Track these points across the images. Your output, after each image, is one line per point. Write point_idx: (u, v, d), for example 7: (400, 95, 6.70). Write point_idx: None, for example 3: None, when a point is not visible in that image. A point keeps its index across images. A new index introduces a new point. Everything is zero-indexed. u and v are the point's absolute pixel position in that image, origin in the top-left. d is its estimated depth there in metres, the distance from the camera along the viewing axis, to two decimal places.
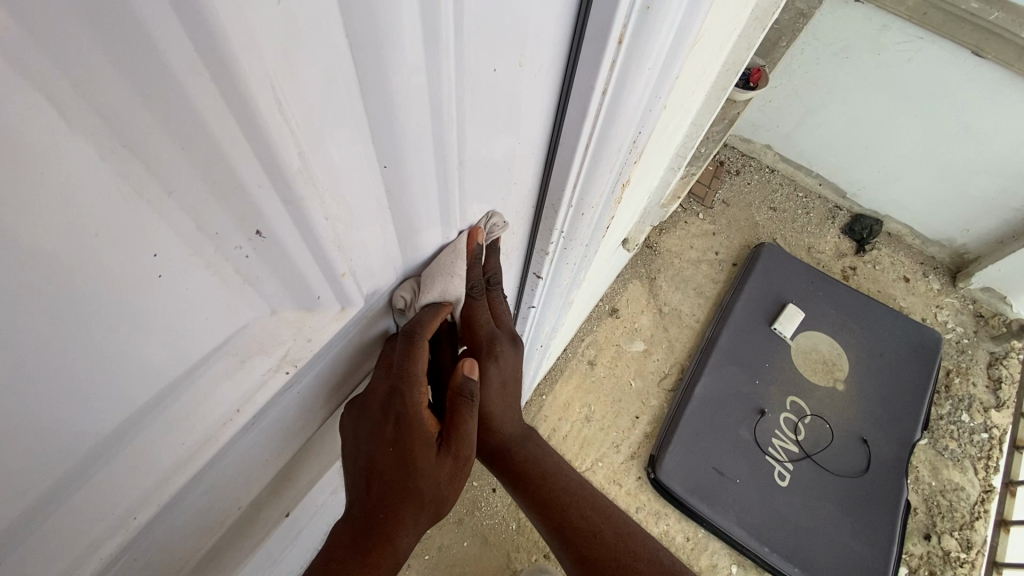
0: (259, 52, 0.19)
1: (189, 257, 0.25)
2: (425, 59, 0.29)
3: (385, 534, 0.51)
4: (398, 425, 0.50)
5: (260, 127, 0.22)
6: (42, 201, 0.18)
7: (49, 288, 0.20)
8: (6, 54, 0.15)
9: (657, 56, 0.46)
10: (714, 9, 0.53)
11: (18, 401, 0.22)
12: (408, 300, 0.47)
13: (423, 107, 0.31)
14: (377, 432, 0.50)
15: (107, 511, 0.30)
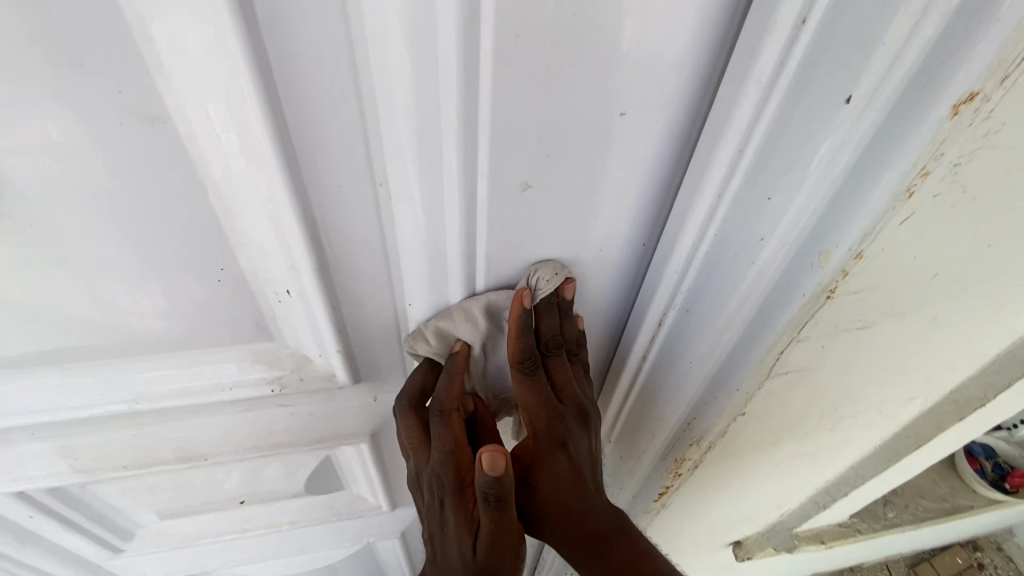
0: (311, 203, 0.36)
1: (243, 281, 0.42)
2: (441, 263, 0.40)
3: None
4: (443, 510, 0.49)
5: (296, 243, 0.37)
6: (185, 217, 0.37)
7: (167, 253, 0.39)
8: (196, 160, 0.34)
9: (705, 360, 0.49)
10: (819, 362, 0.51)
11: (127, 294, 0.41)
12: (425, 346, 0.46)
13: (438, 290, 0.43)
14: (432, 514, 0.50)
15: (122, 389, 0.46)
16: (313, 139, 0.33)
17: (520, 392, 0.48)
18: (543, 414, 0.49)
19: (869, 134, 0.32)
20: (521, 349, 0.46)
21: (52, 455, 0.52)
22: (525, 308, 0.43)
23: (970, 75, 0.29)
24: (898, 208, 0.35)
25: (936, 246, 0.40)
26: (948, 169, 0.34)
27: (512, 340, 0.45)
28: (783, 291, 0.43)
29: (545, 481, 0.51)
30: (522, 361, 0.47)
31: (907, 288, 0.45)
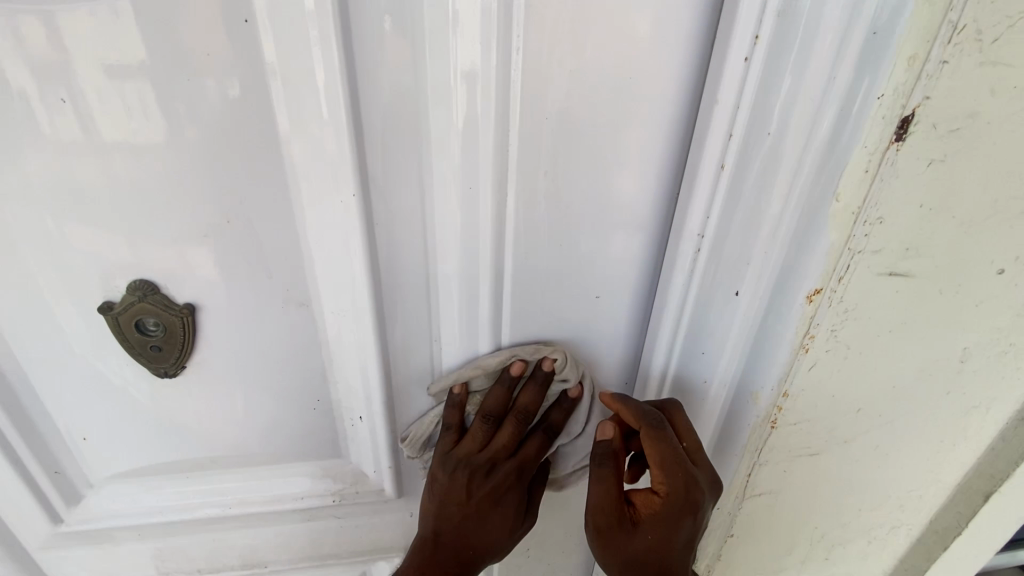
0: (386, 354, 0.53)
1: (330, 409, 0.57)
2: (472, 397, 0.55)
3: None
4: (496, 469, 0.53)
5: (374, 381, 0.53)
6: (299, 364, 0.54)
7: (280, 389, 0.55)
8: (317, 325, 0.52)
9: None
10: (786, 487, 0.61)
11: (244, 419, 0.56)
12: (559, 356, 0.52)
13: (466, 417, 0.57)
14: (469, 486, 0.54)
15: (222, 494, 0.60)
16: (394, 310, 0.51)
17: (651, 449, 0.50)
18: (678, 476, 0.50)
19: (754, 319, 0.48)
20: (641, 412, 0.51)
21: (147, 557, 0.63)
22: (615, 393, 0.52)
23: (816, 281, 0.44)
24: (801, 360, 0.49)
25: (847, 386, 0.53)
26: (829, 335, 0.48)
27: (627, 405, 0.51)
28: (738, 422, 0.55)
29: (654, 532, 0.52)
30: (650, 418, 0.50)
31: (839, 422, 0.56)
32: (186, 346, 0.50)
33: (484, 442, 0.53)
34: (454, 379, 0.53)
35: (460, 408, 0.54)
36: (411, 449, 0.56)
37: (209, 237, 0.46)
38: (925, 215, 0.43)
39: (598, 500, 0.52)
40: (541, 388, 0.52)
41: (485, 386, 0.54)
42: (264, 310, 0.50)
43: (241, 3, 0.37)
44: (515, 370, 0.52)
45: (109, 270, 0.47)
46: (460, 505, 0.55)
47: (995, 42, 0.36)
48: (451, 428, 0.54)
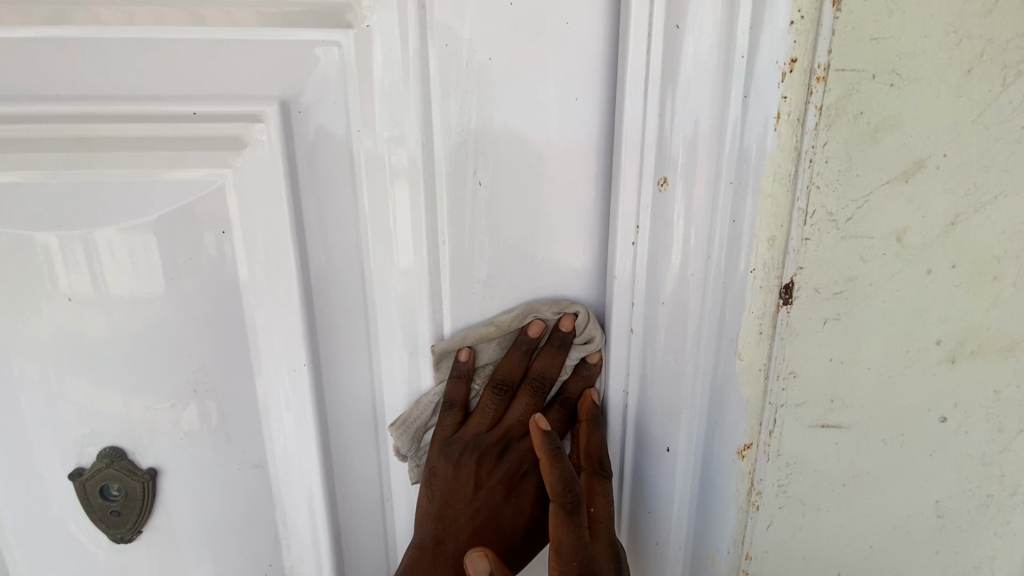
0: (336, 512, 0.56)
1: (284, 570, 0.58)
2: None
3: None
4: (509, 447, 0.53)
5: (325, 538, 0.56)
6: (254, 527, 0.55)
7: (233, 553, 0.56)
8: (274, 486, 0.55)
9: None
10: None
11: None
12: (580, 314, 0.50)
13: None
14: (477, 478, 0.53)
15: None
16: (351, 457, 0.55)
17: (555, 528, 0.45)
18: (573, 560, 0.44)
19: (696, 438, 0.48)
20: (558, 481, 0.45)
21: None
22: (547, 432, 0.46)
23: (745, 435, 0.46)
24: (755, 516, 0.48)
25: (817, 546, 0.50)
26: (776, 490, 0.47)
27: (551, 471, 0.45)
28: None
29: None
30: (567, 496, 0.45)
31: None
32: (144, 511, 0.52)
33: (496, 420, 0.53)
34: (459, 343, 0.50)
35: (465, 380, 0.51)
36: (400, 439, 0.52)
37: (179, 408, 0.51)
38: (839, 367, 0.45)
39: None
40: (558, 353, 0.50)
41: (497, 355, 0.52)
42: (223, 473, 0.53)
43: (221, 219, 0.47)
44: (532, 333, 0.50)
45: (85, 441, 0.51)
46: (466, 502, 0.53)
47: (848, 220, 0.42)
48: (455, 406, 0.52)
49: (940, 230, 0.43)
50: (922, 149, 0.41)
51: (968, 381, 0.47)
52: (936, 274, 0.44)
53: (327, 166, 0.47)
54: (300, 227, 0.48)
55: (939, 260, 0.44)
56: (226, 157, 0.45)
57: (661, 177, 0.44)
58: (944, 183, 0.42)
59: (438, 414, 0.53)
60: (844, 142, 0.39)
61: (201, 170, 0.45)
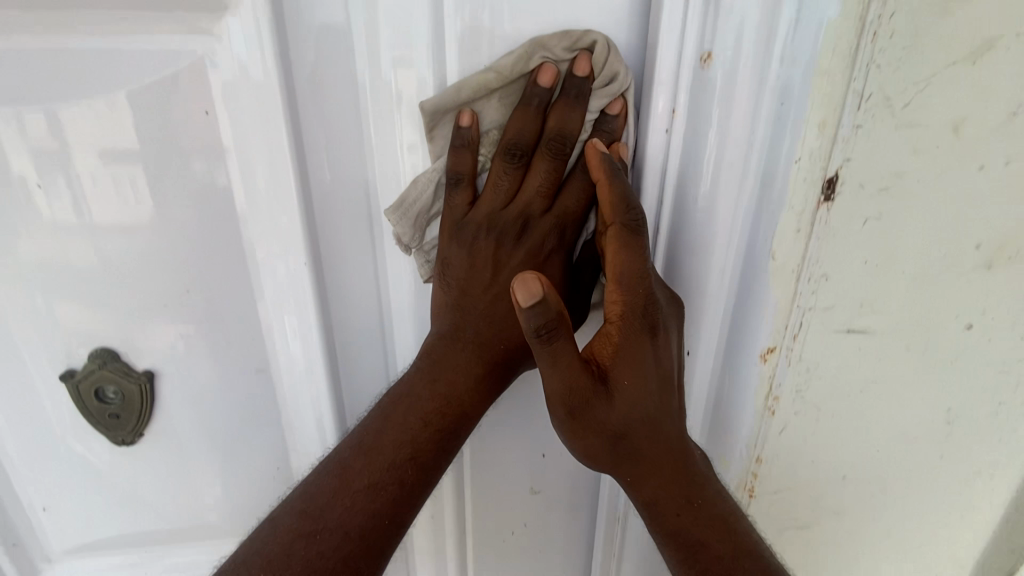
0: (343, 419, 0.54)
1: (291, 478, 0.56)
2: None
3: (439, 445, 0.48)
4: (532, 225, 0.46)
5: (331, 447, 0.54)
6: (259, 431, 0.54)
7: (240, 458, 0.55)
8: (275, 392, 0.53)
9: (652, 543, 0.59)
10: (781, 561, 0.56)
11: (204, 491, 0.55)
12: (611, 63, 0.41)
13: None
14: (498, 259, 0.47)
15: (181, 567, 0.58)
16: (355, 365, 0.53)
17: (613, 248, 0.40)
18: (638, 284, 0.40)
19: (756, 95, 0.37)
20: (618, 198, 0.39)
21: None
22: (605, 153, 0.40)
23: (770, 340, 0.44)
24: (769, 422, 0.47)
25: (825, 450, 0.51)
26: (794, 395, 0.47)
27: (611, 182, 0.39)
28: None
29: (628, 391, 0.42)
30: (630, 214, 0.39)
31: (821, 489, 0.53)
32: (144, 416, 0.51)
33: (512, 196, 0.46)
34: (460, 104, 0.43)
35: (471, 149, 0.44)
36: (401, 223, 0.45)
37: (171, 309, 0.48)
38: (873, 270, 0.43)
39: (562, 376, 0.39)
40: (577, 106, 0.42)
41: (503, 119, 0.45)
42: (224, 378, 0.51)
43: (199, 95, 0.41)
44: (546, 80, 0.42)
45: (74, 343, 0.49)
46: (484, 289, 0.48)
47: (905, 106, 0.38)
48: (462, 182, 0.45)
49: (1000, 120, 0.39)
50: (996, 25, 0.36)
51: (1000, 287, 0.46)
52: (987, 172, 0.41)
53: (315, 29, 0.40)
54: (291, 105, 0.41)
55: (992, 155, 0.40)
56: (196, 21, 0.39)
57: (705, 52, 0.37)
58: (1014, 66, 0.38)
59: (442, 197, 0.47)
60: (913, 11, 0.35)
61: (169, 37, 0.39)
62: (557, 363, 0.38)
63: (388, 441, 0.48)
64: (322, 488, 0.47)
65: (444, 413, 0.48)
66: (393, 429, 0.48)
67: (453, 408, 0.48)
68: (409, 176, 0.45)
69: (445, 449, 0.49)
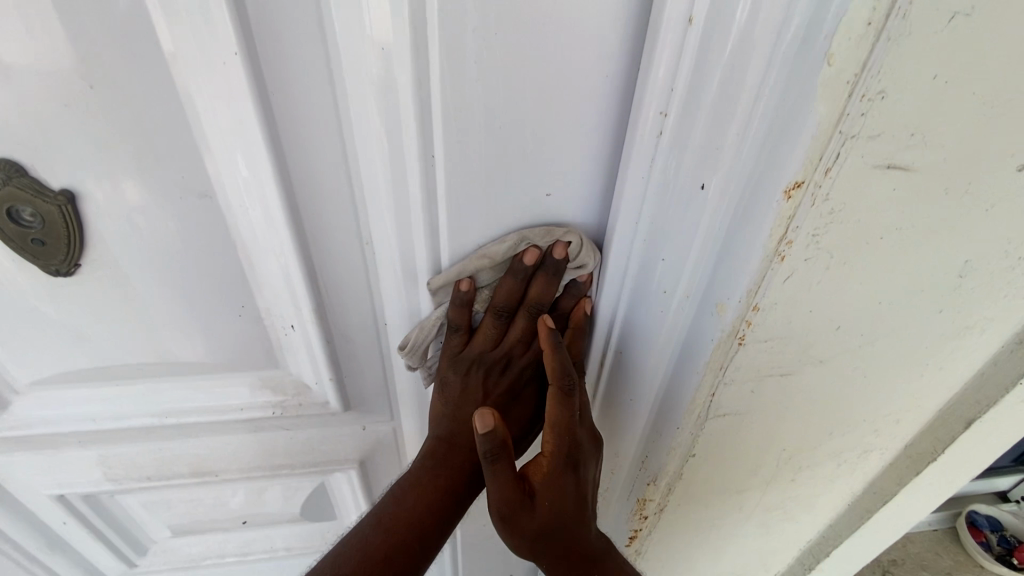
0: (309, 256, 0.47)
1: (259, 317, 0.52)
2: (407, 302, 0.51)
3: (434, 507, 0.54)
4: (514, 364, 0.57)
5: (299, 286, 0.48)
6: (216, 267, 0.48)
7: (199, 295, 0.49)
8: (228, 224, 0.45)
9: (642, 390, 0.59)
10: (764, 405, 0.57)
11: (167, 328, 0.51)
12: (571, 239, 0.48)
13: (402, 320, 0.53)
14: (485, 387, 0.56)
15: (155, 404, 0.56)
16: (318, 196, 0.45)
17: (552, 408, 0.52)
18: (563, 433, 0.52)
19: None
20: (556, 364, 0.49)
21: (93, 464, 0.61)
22: (551, 328, 0.50)
23: (799, 172, 0.38)
24: (776, 268, 0.43)
25: (827, 302, 0.48)
26: (809, 240, 0.42)
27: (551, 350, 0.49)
28: (701, 336, 0.51)
29: (548, 504, 0.52)
30: (565, 380, 0.51)
31: (815, 341, 0.51)
32: (71, 251, 0.43)
33: (498, 339, 0.55)
34: (458, 275, 0.48)
35: (466, 307, 0.51)
36: (411, 358, 0.53)
37: (67, 115, 0.37)
38: (939, 90, 0.35)
39: (502, 492, 0.50)
40: (552, 278, 0.50)
41: (494, 279, 0.51)
42: (158, 206, 0.43)
43: None
44: (530, 262, 0.49)
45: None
46: (475, 407, 0.58)
47: None
48: (459, 329, 0.53)
49: None
50: None
51: None
52: None
53: None
54: None
55: None
56: None
57: None
58: None
59: (442, 333, 0.55)
60: None
61: None
62: (503, 485, 0.50)
63: (406, 519, 0.53)
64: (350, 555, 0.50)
65: (439, 485, 0.54)
66: (407, 509, 0.53)
67: (445, 484, 0.55)
68: (415, 319, 0.52)
69: (444, 523, 0.54)
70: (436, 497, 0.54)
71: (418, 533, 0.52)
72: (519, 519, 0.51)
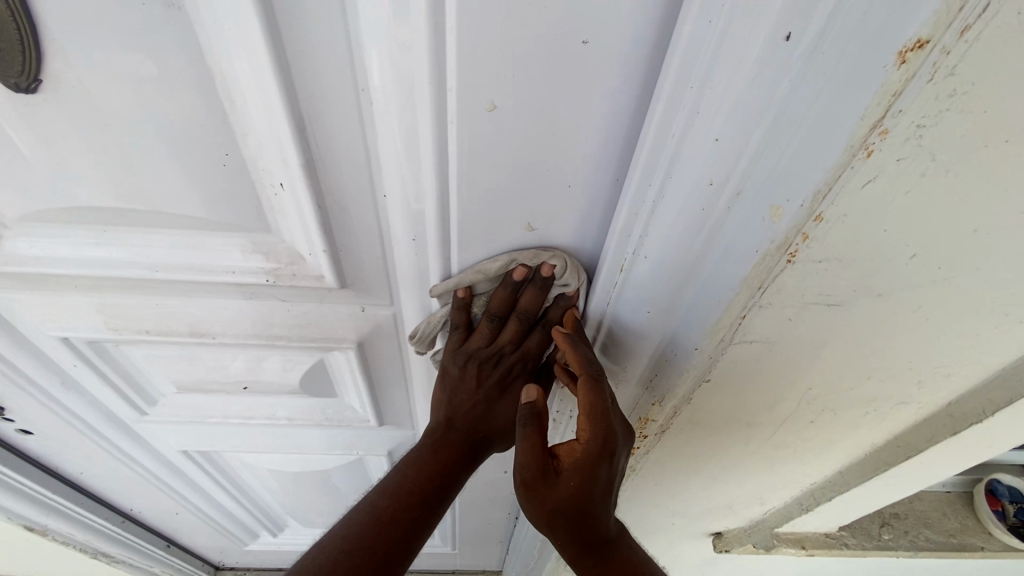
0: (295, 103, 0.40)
1: (246, 170, 0.46)
2: (407, 174, 0.45)
3: (437, 476, 0.61)
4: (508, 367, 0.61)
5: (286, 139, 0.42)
6: (195, 103, 0.42)
7: (178, 135, 0.44)
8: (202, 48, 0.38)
9: (658, 304, 0.53)
10: (800, 338, 0.50)
11: (148, 170, 0.47)
12: (558, 258, 0.52)
13: (401, 198, 0.47)
14: (480, 379, 0.61)
15: (144, 257, 0.53)
16: (304, 25, 0.36)
17: (583, 392, 0.51)
18: (595, 420, 0.50)
19: None
20: (581, 356, 0.51)
21: (92, 311, 0.60)
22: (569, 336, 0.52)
23: (926, 26, 0.29)
24: (859, 166, 0.35)
25: (907, 222, 0.38)
26: (909, 133, 0.32)
27: (571, 350, 0.51)
28: (743, 242, 0.44)
29: (570, 483, 0.51)
30: (593, 366, 0.50)
31: (878, 270, 0.42)
32: (31, 56, 0.37)
33: (492, 338, 0.59)
34: (458, 283, 0.54)
35: (463, 310, 0.57)
36: (418, 345, 0.61)
37: None
38: None
39: (523, 457, 0.52)
40: (541, 291, 0.54)
41: (490, 288, 0.57)
42: (119, 11, 0.36)
43: None
44: (520, 276, 0.53)
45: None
46: (470, 396, 0.63)
47: None
48: (458, 327, 0.59)
49: None
50: None
51: None
52: None
53: None
54: None
55: None
56: None
57: None
58: None
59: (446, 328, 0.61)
60: None
61: None
62: (529, 456, 0.52)
63: (411, 486, 0.59)
64: (364, 506, 0.58)
65: (438, 458, 0.62)
66: (415, 473, 0.61)
67: (441, 459, 0.62)
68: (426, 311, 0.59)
69: (444, 494, 0.61)
70: (432, 469, 0.61)
71: (421, 496, 0.59)
72: (540, 493, 0.51)
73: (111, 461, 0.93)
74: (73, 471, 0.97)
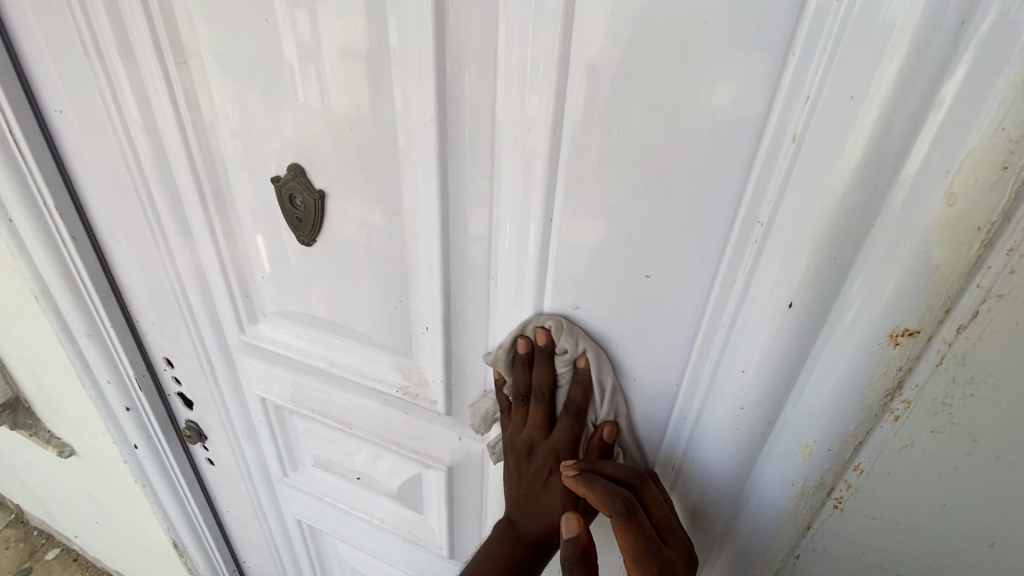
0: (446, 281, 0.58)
1: (408, 314, 0.66)
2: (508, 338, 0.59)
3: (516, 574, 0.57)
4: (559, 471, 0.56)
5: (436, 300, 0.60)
6: (390, 270, 0.63)
7: (375, 285, 0.66)
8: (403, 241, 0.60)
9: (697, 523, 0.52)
10: None
11: (352, 302, 0.69)
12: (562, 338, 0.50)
13: None
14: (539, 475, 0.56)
15: (330, 355, 0.75)
16: (461, 238, 0.55)
17: (622, 537, 0.46)
18: (649, 561, 0.45)
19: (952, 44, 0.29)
20: (604, 489, 0.48)
21: (286, 384, 0.84)
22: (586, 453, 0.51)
23: (912, 318, 0.35)
24: (888, 425, 0.38)
25: (955, 489, 0.39)
26: (935, 408, 0.36)
27: (591, 491, 0.48)
28: (779, 479, 0.45)
29: None
30: (617, 502, 0.47)
31: (932, 533, 0.41)
32: (315, 227, 0.64)
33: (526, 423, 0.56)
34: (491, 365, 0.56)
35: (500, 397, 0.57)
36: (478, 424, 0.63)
37: (337, 148, 0.58)
38: None
39: None
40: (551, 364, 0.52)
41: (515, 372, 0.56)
42: (369, 215, 0.60)
43: None
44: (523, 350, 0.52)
45: (281, 154, 0.62)
46: (532, 492, 0.58)
47: None
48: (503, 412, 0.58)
49: None
50: None
51: None
52: None
53: None
54: None
55: None
56: None
57: None
58: None
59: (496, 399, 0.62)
60: None
61: None
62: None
63: None
64: None
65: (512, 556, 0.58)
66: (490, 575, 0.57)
67: (508, 566, 0.58)
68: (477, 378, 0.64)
69: None
70: None
71: None
72: None
73: (252, 509, 1.13)
74: (224, 507, 1.20)
